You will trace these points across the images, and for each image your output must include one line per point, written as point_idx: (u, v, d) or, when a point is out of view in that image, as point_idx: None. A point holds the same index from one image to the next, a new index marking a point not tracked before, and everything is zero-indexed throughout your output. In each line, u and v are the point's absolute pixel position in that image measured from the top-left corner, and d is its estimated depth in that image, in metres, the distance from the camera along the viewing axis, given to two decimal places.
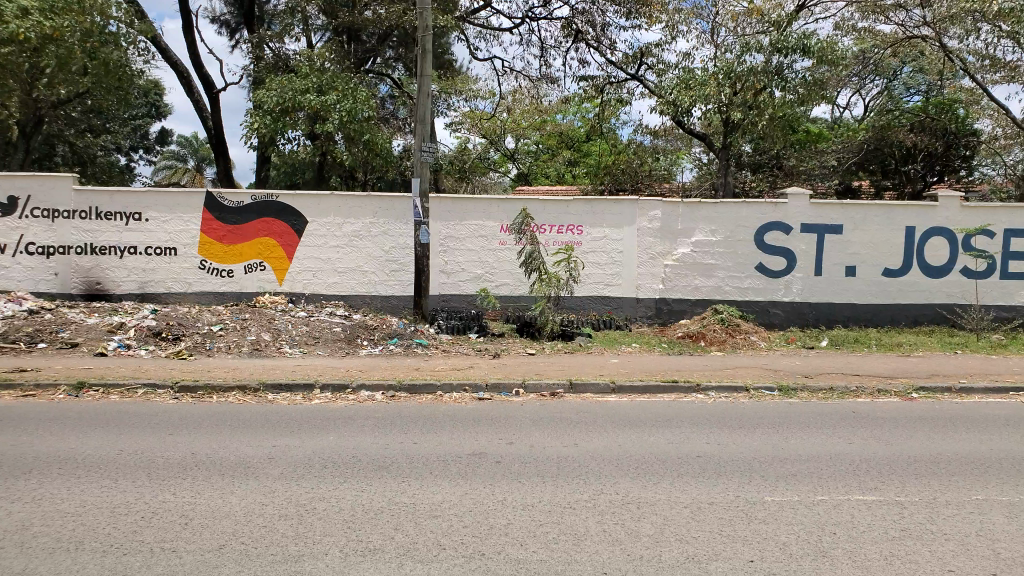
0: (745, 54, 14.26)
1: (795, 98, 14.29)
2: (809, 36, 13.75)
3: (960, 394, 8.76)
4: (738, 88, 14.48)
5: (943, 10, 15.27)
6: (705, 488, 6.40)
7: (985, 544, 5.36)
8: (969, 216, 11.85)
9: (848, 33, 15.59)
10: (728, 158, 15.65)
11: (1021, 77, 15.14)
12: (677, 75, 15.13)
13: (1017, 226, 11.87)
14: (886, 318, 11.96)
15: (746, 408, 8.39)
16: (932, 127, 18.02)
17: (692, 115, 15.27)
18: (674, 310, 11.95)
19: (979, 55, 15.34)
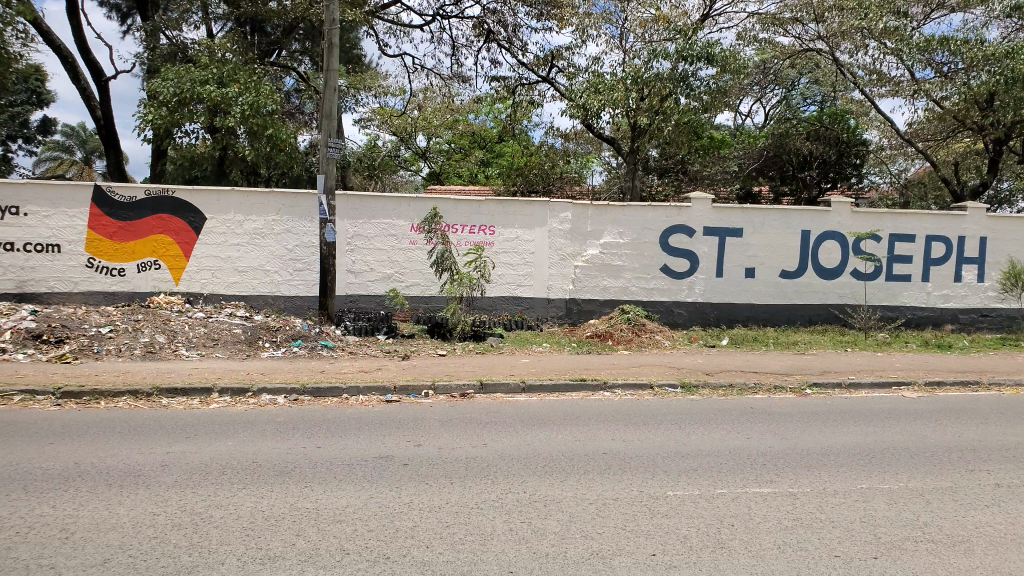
0: (652, 60, 14.66)
1: (699, 105, 14.75)
2: (713, 45, 14.29)
3: (849, 389, 9.26)
4: (645, 93, 14.85)
5: (835, 27, 16.29)
6: (610, 484, 6.52)
7: (869, 529, 5.68)
8: (859, 221, 12.54)
9: (749, 43, 16.22)
10: (635, 163, 15.95)
11: (904, 92, 16.16)
12: (587, 79, 15.34)
13: (901, 231, 12.65)
14: (783, 318, 12.52)
15: (650, 405, 8.59)
16: (826, 136, 19.17)
17: (601, 119, 15.47)
18: (583, 311, 12.13)
19: (868, 70, 16.29)
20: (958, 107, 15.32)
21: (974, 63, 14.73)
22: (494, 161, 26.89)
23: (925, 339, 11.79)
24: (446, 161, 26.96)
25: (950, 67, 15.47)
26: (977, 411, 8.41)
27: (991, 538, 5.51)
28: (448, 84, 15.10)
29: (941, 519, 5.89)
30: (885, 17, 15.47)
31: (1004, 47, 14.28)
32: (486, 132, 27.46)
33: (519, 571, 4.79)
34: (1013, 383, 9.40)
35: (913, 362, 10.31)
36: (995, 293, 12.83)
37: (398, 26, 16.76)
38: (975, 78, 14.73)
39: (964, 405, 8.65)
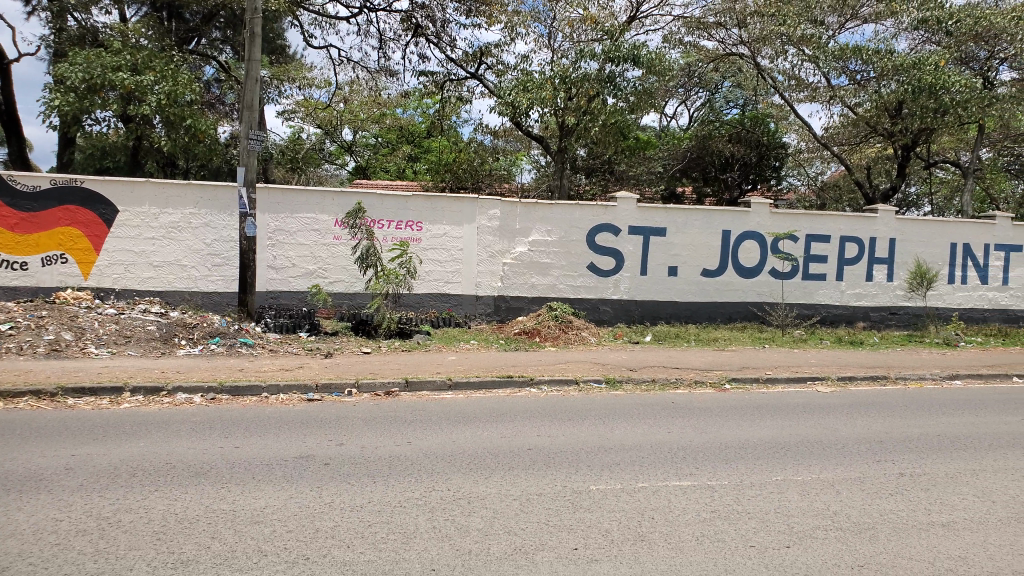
0: (579, 60, 14.81)
1: (625, 106, 15.03)
2: (639, 47, 14.51)
3: (766, 384, 9.59)
4: (573, 93, 15.04)
5: (757, 32, 16.71)
6: (535, 479, 6.57)
7: (782, 519, 5.89)
8: (776, 221, 13.00)
9: (674, 45, 16.56)
10: (563, 161, 16.12)
11: (820, 98, 16.82)
12: (516, 77, 15.39)
13: (817, 231, 13.16)
14: (704, 315, 12.86)
15: (575, 401, 8.68)
16: (747, 138, 19.64)
17: (530, 117, 15.57)
18: (511, 308, 12.18)
19: (787, 75, 16.87)
20: (870, 114, 16.31)
21: (885, 72, 15.49)
22: (422, 157, 27.74)
23: (838, 336, 12.29)
24: (374, 155, 27.33)
25: (864, 75, 16.17)
26: (884, 405, 8.82)
27: (893, 525, 5.79)
28: (374, 78, 14.86)
29: (850, 507, 6.15)
30: (802, 25, 16.10)
31: (911, 58, 14.98)
32: (415, 127, 27.69)
33: (441, 569, 4.77)
34: (918, 377, 9.91)
35: (828, 358, 10.75)
36: (902, 292, 13.49)
37: (324, 18, 16.44)
38: (886, 87, 15.52)
39: (873, 398, 9.07)
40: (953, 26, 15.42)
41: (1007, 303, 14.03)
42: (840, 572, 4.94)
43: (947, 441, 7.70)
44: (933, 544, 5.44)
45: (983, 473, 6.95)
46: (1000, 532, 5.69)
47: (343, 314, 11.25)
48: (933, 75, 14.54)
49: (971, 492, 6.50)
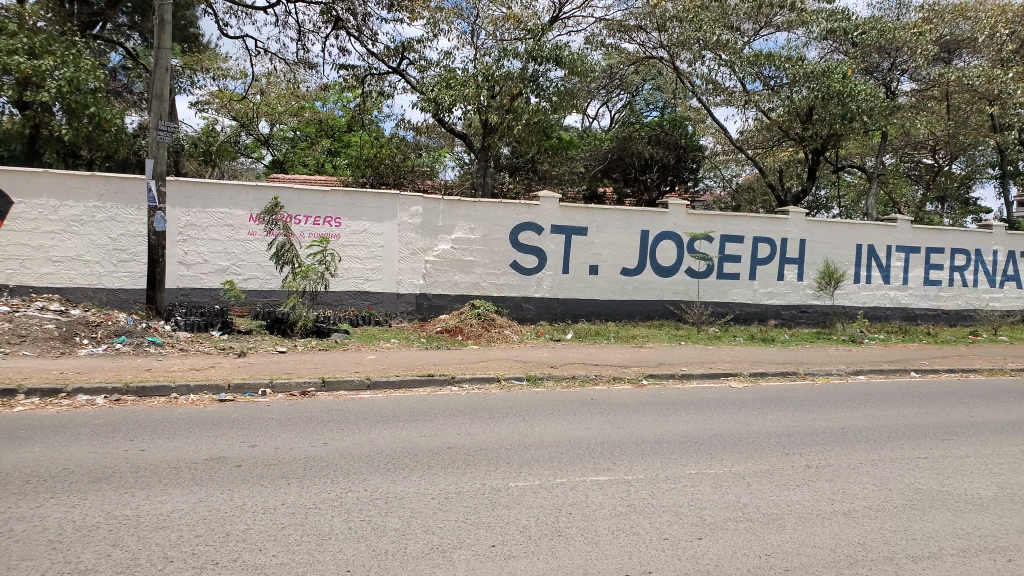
0: (502, 59, 14.88)
1: (549, 106, 15.35)
2: (561, 48, 14.76)
3: (681, 380, 9.86)
4: (496, 91, 15.21)
5: (675, 36, 17.12)
6: (454, 478, 6.56)
7: (695, 512, 6.05)
8: (692, 222, 13.39)
9: (596, 47, 16.83)
10: (487, 160, 15.99)
11: (736, 102, 17.39)
12: (439, 74, 15.24)
13: (731, 232, 13.61)
14: (624, 313, 13.11)
15: (496, 398, 8.72)
16: (666, 141, 20.20)
17: (452, 114, 15.48)
18: (433, 306, 12.12)
19: (705, 80, 17.38)
20: (782, 119, 16.85)
21: (797, 79, 16.04)
22: (342, 151, 26.37)
23: (751, 333, 12.75)
24: (292, 149, 26.04)
25: (776, 82, 16.78)
26: (793, 399, 9.20)
27: (799, 515, 6.04)
28: (291, 70, 14.42)
29: (759, 499, 6.38)
30: (718, 31, 16.52)
31: (822, 66, 15.63)
32: (335, 120, 26.76)
33: (356, 570, 4.71)
34: (825, 373, 10.37)
35: (741, 355, 11.14)
36: (811, 291, 14.08)
37: (240, 7, 15.91)
38: (796, 93, 16.09)
39: (783, 393, 9.45)
40: (859, 37, 16.29)
41: (907, 302, 14.86)
42: (749, 561, 5.12)
43: (848, 433, 8.10)
44: (835, 531, 5.71)
45: (882, 462, 7.34)
46: (894, 518, 6.01)
47: (258, 312, 10.98)
48: (841, 83, 15.35)
49: (871, 482, 6.85)
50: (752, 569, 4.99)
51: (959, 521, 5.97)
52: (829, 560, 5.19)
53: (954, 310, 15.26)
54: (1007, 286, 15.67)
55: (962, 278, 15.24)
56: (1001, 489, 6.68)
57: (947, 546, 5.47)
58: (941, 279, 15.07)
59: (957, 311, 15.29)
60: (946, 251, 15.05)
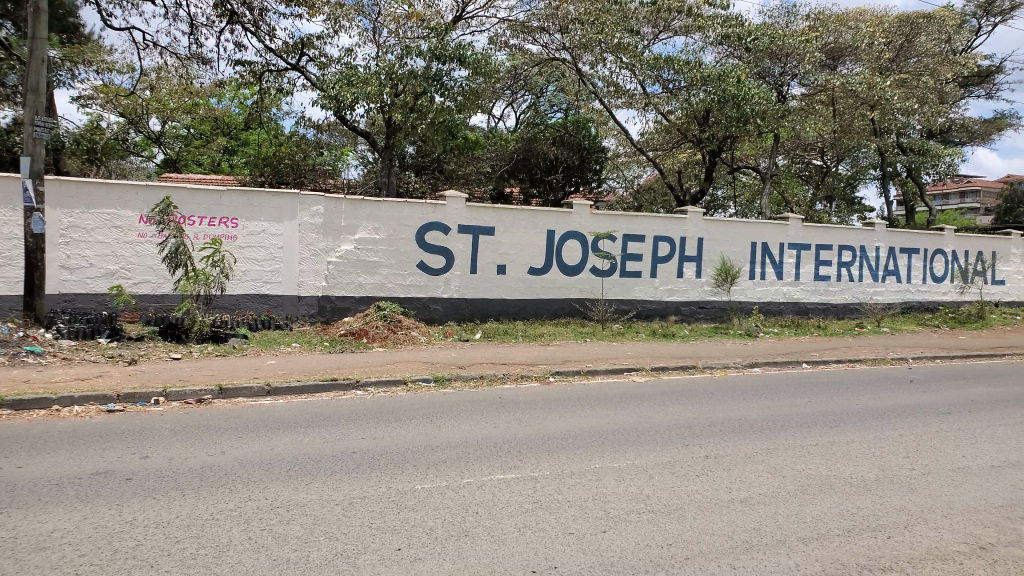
0: (405, 56, 14.91)
1: (453, 105, 15.58)
2: (465, 48, 14.95)
3: (587, 375, 10.07)
4: (399, 90, 15.17)
5: (577, 38, 17.58)
6: (358, 483, 6.46)
7: (599, 506, 6.19)
8: (596, 222, 13.70)
9: (500, 48, 16.94)
10: (391, 158, 16.15)
11: (636, 104, 17.96)
12: (339, 71, 14.98)
13: (634, 232, 14.01)
14: (532, 312, 13.26)
15: (402, 400, 8.67)
16: (570, 142, 20.46)
17: (355, 111, 15.28)
18: (336, 308, 11.91)
19: (607, 82, 17.88)
20: (681, 121, 17.63)
21: (693, 82, 16.64)
22: (240, 149, 25.70)
23: (653, 329, 13.14)
24: (185, 147, 25.74)
25: (675, 84, 17.35)
26: (692, 392, 9.55)
27: (698, 504, 6.27)
28: (183, 65, 13.82)
29: (660, 491, 6.58)
30: (619, 34, 16.92)
31: (717, 70, 16.28)
32: (231, 118, 26.10)
33: None
34: (723, 366, 10.80)
35: (645, 351, 11.46)
36: (709, 287, 14.65)
37: None
38: (694, 96, 16.69)
39: (683, 386, 9.79)
40: (752, 42, 16.97)
41: (799, 297, 15.63)
42: (651, 551, 5.28)
43: (743, 423, 8.46)
44: (732, 519, 5.94)
45: (775, 451, 7.68)
46: (787, 503, 6.32)
47: (150, 318, 10.53)
48: (735, 87, 15.98)
49: (765, 469, 7.19)
50: (653, 559, 5.14)
51: (844, 503, 6.32)
52: (727, 546, 5.40)
53: (842, 304, 16.16)
54: (888, 281, 16.73)
55: (848, 273, 16.17)
56: (881, 470, 7.13)
57: (833, 527, 5.80)
58: (830, 274, 15.94)
59: (844, 304, 16.19)
60: (835, 248, 15.95)
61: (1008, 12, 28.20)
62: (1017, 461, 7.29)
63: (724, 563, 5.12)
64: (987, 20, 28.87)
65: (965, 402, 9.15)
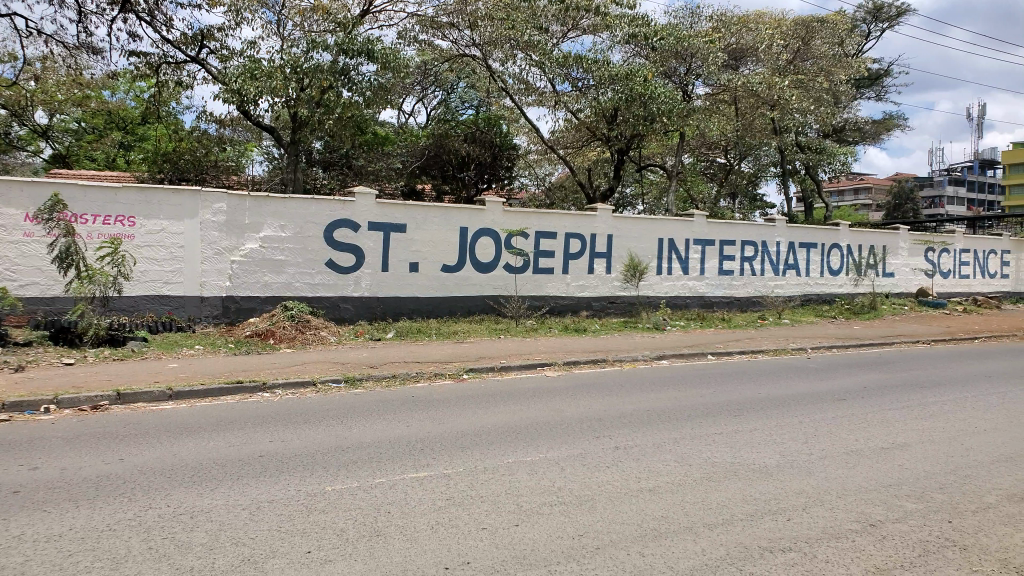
0: (311, 51, 14.78)
1: (361, 100, 15.60)
2: (372, 43, 14.90)
3: (501, 372, 10.15)
4: (305, 84, 14.93)
5: (487, 35, 17.55)
6: (266, 487, 6.31)
7: (512, 500, 6.26)
8: (510, 219, 13.82)
9: (410, 43, 16.83)
10: (297, 154, 15.79)
11: (546, 101, 18.29)
12: (242, 64, 14.53)
13: (546, 228, 14.19)
14: (446, 309, 13.25)
15: (312, 402, 8.53)
16: (481, 139, 21.40)
17: (258, 105, 14.90)
18: (243, 308, 11.59)
19: (518, 80, 18.08)
20: (590, 119, 17.97)
21: (602, 80, 16.98)
22: (136, 144, 25.44)
23: (565, 324, 13.36)
24: (76, 142, 24.60)
25: (584, 83, 17.68)
26: (602, 385, 9.77)
27: (608, 494, 6.41)
28: (71, 54, 13.13)
29: (571, 482, 6.72)
30: (529, 32, 17.07)
31: (625, 69, 16.71)
32: (127, 112, 25.54)
33: None
34: (632, 359, 11.09)
35: (558, 345, 11.64)
36: (619, 283, 14.99)
37: None
38: (603, 94, 17.00)
39: (593, 379, 10.00)
40: (659, 42, 17.36)
41: (704, 291, 16.19)
42: (563, 543, 5.37)
43: (651, 414, 8.69)
44: (641, 507, 6.11)
45: (680, 440, 7.93)
46: (693, 491, 6.53)
47: (39, 322, 10.03)
48: (642, 86, 16.45)
49: (671, 458, 7.41)
50: (565, 550, 5.23)
51: (747, 488, 6.59)
52: (636, 535, 5.55)
53: (745, 297, 16.82)
54: (788, 274, 17.51)
55: (751, 267, 16.86)
56: (781, 456, 7.45)
57: (737, 512, 6.03)
58: (734, 268, 16.59)
59: (747, 297, 16.86)
60: (738, 243, 16.62)
61: (895, 18, 29.85)
62: (903, 442, 7.76)
63: (633, 551, 5.25)
64: (877, 26, 30.49)
65: (857, 388, 9.66)
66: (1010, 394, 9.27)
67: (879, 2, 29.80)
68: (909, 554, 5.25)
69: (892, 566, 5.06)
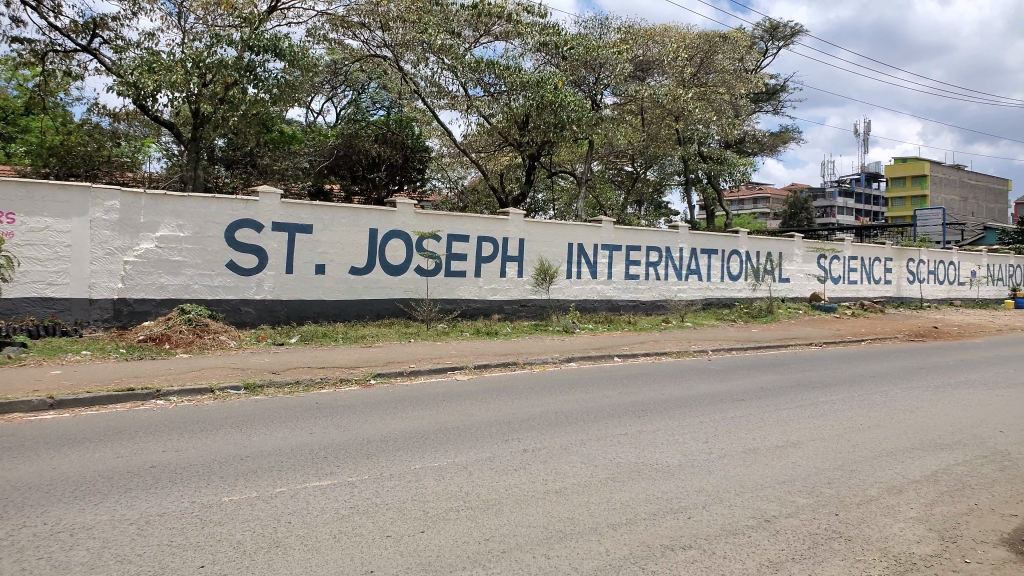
0: (214, 45, 14.34)
1: (268, 98, 15.31)
2: (279, 40, 14.62)
3: (410, 377, 10.05)
4: (208, 80, 14.45)
5: (399, 37, 17.51)
6: (157, 499, 6.01)
7: (418, 506, 6.17)
8: (421, 222, 13.76)
9: (319, 41, 16.55)
10: (198, 153, 15.10)
11: (458, 105, 18.37)
12: (140, 56, 13.99)
13: (458, 232, 14.21)
14: (353, 313, 13.03)
15: (210, 409, 8.22)
16: (393, 140, 21.84)
17: (156, 100, 14.36)
18: (135, 312, 11.03)
19: (429, 83, 18.05)
20: (502, 124, 18.11)
21: (514, 86, 17.24)
22: (19, 136, 23.93)
23: (477, 328, 13.38)
24: None
25: (495, 88, 17.93)
26: (513, 388, 9.81)
27: (515, 497, 6.44)
28: None
29: (479, 486, 6.70)
30: (442, 35, 17.14)
31: (536, 77, 16.97)
32: (8, 102, 23.71)
33: None
34: (542, 361, 11.21)
35: (468, 349, 11.64)
36: (530, 286, 15.15)
37: None
38: (514, 100, 17.34)
39: (505, 383, 10.03)
40: (568, 52, 17.85)
41: (612, 295, 16.55)
42: (469, 548, 5.34)
43: (559, 416, 8.80)
44: (547, 510, 6.16)
45: (587, 441, 8.06)
46: (598, 491, 6.64)
47: None
48: (553, 94, 16.77)
49: (578, 459, 7.51)
50: (471, 555, 5.21)
51: (650, 488, 6.75)
52: (542, 537, 5.59)
53: (650, 301, 17.28)
54: (691, 279, 18.14)
55: (656, 272, 17.38)
56: (683, 456, 7.67)
57: (641, 511, 6.17)
58: (639, 273, 17.04)
59: (652, 301, 17.33)
60: (643, 249, 17.13)
61: (789, 37, 31.54)
62: (796, 440, 8.14)
63: (539, 553, 5.29)
64: (772, 44, 32.10)
65: (755, 389, 10.07)
66: (892, 392, 9.90)
67: (775, 22, 31.38)
68: (800, 547, 5.49)
69: (785, 559, 5.29)
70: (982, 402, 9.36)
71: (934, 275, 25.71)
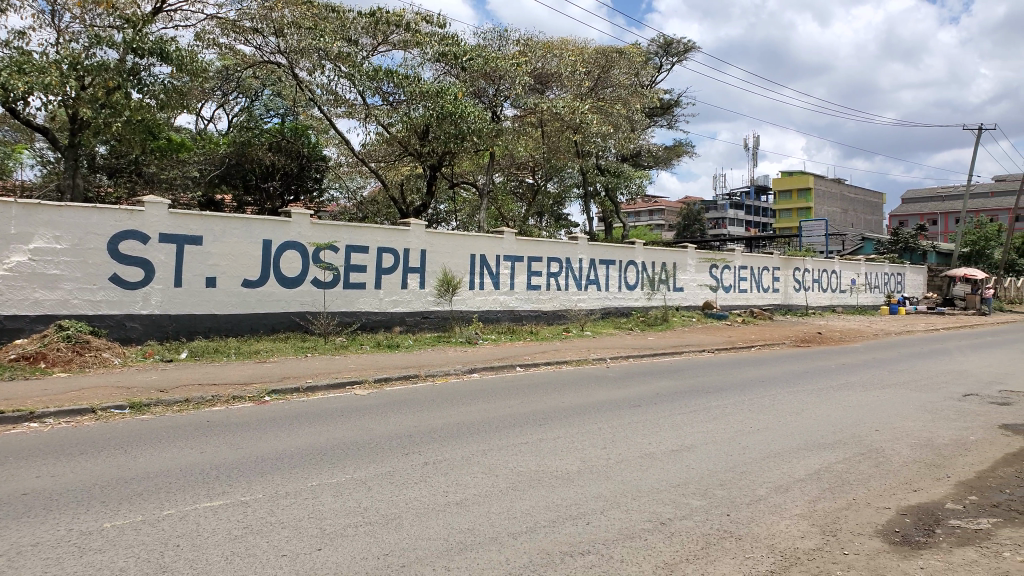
0: (93, 47, 13.81)
1: (154, 103, 14.90)
2: (165, 43, 14.20)
3: (306, 392, 9.83)
4: (88, 82, 13.93)
5: (292, 43, 16.80)
6: (31, 527, 5.65)
7: (314, 524, 6.00)
8: (316, 232, 13.56)
9: (208, 45, 15.96)
10: (76, 158, 14.82)
11: (355, 113, 18.04)
12: (9, 56, 13.13)
13: (356, 243, 14.06)
14: (247, 327, 12.66)
15: (91, 430, 7.82)
16: (287, 148, 21.45)
17: (26, 103, 13.50)
18: (6, 329, 10.35)
19: (327, 91, 17.70)
20: (401, 133, 18.11)
21: (413, 96, 17.15)
22: None
23: (378, 341, 13.25)
24: None
25: (394, 97, 17.79)
26: (414, 401, 9.76)
27: (415, 511, 6.39)
28: None
29: (379, 501, 6.60)
30: (338, 43, 17.05)
31: (434, 87, 16.98)
32: None
33: None
34: (444, 372, 11.22)
35: (369, 362, 11.51)
36: (432, 298, 15.14)
37: None
38: (413, 110, 17.25)
39: (405, 396, 9.96)
40: (467, 62, 18.13)
41: (513, 305, 16.72)
42: (367, 563, 5.24)
43: (460, 428, 8.81)
44: (447, 521, 6.14)
45: (490, 451, 8.11)
46: (499, 501, 6.69)
47: None
48: (452, 104, 16.78)
49: (480, 470, 7.54)
50: (369, 570, 5.12)
51: (550, 496, 6.84)
52: (442, 549, 5.55)
53: (551, 311, 17.56)
54: (590, 289, 18.53)
55: (556, 283, 17.67)
56: (583, 462, 7.82)
57: (540, 519, 6.24)
58: (540, 283, 17.30)
59: (553, 311, 17.61)
60: (544, 260, 17.39)
61: (682, 53, 32.64)
62: (691, 444, 8.44)
63: (439, 565, 5.26)
64: (667, 59, 33.06)
65: (650, 395, 10.39)
66: (780, 395, 10.41)
67: (668, 39, 32.36)
68: (692, 547, 5.69)
69: (679, 560, 5.46)
70: (860, 403, 9.97)
71: (819, 283, 27.21)
